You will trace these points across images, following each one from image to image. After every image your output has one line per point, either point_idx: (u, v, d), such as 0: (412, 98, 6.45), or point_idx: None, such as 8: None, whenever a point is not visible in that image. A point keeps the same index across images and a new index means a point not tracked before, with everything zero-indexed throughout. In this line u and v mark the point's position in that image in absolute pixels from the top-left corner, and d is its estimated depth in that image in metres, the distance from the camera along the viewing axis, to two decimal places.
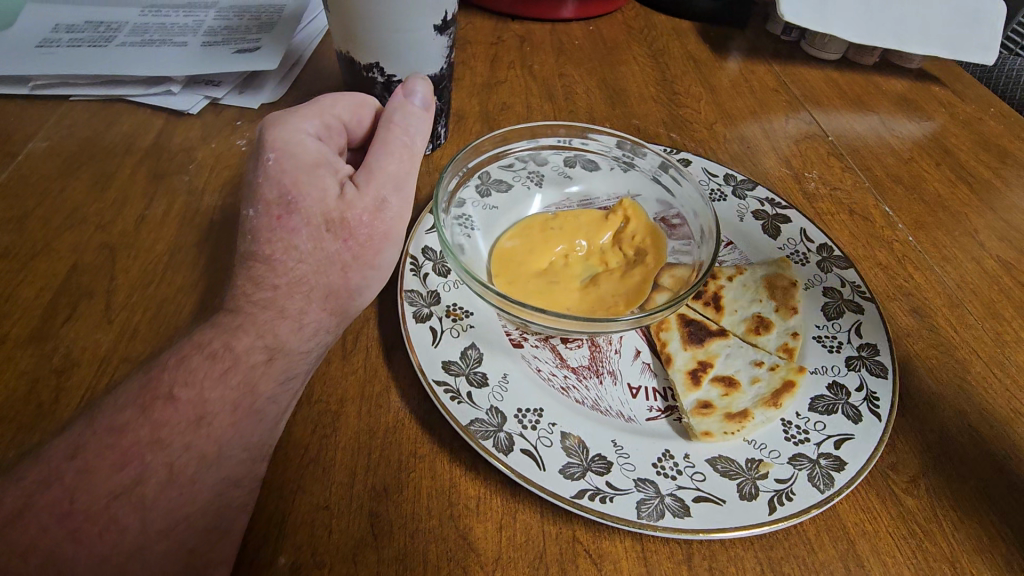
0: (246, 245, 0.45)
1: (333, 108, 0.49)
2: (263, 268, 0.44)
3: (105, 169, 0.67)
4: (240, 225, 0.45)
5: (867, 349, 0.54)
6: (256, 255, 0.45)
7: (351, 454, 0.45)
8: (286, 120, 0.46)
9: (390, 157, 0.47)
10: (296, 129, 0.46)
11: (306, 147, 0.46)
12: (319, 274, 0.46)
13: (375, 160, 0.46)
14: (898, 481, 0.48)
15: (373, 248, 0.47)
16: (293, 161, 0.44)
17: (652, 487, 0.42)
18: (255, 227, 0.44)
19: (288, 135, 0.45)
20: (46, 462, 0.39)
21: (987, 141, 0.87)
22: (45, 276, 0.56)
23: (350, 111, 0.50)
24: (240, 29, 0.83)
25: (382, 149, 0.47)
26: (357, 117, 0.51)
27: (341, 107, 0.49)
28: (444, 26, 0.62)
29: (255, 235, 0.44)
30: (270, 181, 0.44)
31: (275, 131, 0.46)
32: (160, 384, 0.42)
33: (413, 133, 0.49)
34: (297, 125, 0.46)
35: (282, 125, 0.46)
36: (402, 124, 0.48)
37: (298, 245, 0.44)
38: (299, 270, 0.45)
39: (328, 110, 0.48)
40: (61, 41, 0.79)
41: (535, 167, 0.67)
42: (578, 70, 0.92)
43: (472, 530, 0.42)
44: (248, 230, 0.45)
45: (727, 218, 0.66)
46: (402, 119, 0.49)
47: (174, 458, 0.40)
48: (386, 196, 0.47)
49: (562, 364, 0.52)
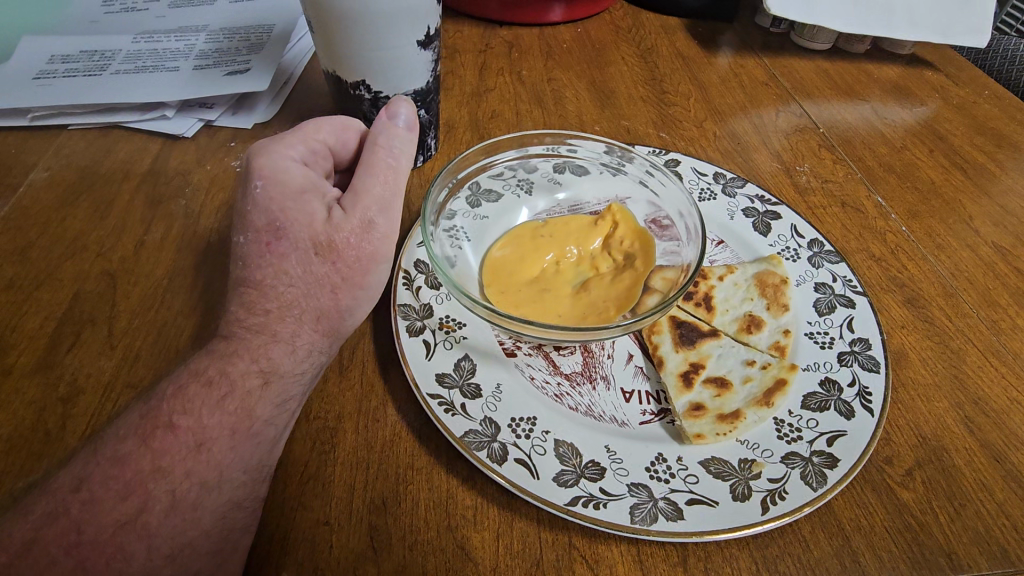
0: (237, 271, 0.46)
1: (319, 133, 0.50)
2: (255, 293, 0.45)
3: (104, 196, 0.69)
4: (232, 251, 0.46)
5: (859, 344, 0.54)
6: (248, 281, 0.46)
7: (350, 469, 0.46)
8: (272, 147, 0.47)
9: (375, 179, 0.48)
10: (282, 156, 0.47)
11: (292, 173, 0.46)
12: (309, 296, 0.46)
13: (360, 183, 0.47)
14: (893, 475, 0.48)
15: (362, 268, 0.48)
16: (280, 188, 0.45)
17: (645, 491, 0.43)
18: (246, 253, 0.45)
19: (274, 161, 0.46)
20: (53, 493, 0.40)
21: (981, 125, 0.87)
22: (49, 306, 0.57)
23: (334, 135, 0.51)
24: (231, 51, 0.84)
25: (367, 171, 0.48)
26: (342, 140, 0.52)
27: (325, 131, 0.50)
28: (428, 41, 0.63)
29: (246, 261, 0.45)
30: (258, 209, 0.45)
31: (262, 158, 0.46)
32: (159, 413, 0.43)
33: (398, 154, 0.50)
34: (282, 151, 0.47)
35: (268, 152, 0.47)
36: (386, 146, 0.49)
37: (289, 270, 0.45)
38: (290, 294, 0.46)
39: (313, 136, 0.49)
40: (57, 72, 0.81)
41: (524, 175, 0.68)
42: (567, 73, 0.93)
43: (469, 541, 0.42)
44: (238, 257, 0.46)
45: (717, 217, 0.66)
46: (387, 140, 0.50)
47: (176, 484, 0.41)
48: (374, 216, 0.47)
49: (555, 371, 0.52)
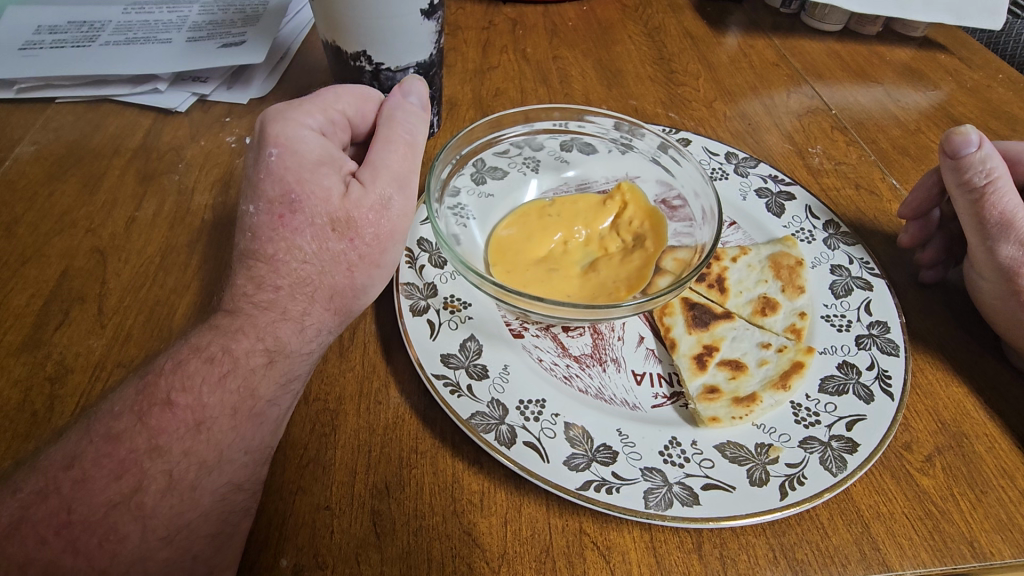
0: (246, 242, 0.43)
1: (339, 102, 0.46)
2: (266, 268, 0.43)
3: (95, 171, 0.66)
4: (240, 222, 0.43)
5: (877, 327, 0.52)
6: (258, 254, 0.43)
7: (352, 452, 0.44)
8: (289, 113, 0.44)
9: (393, 154, 0.45)
10: (299, 124, 0.43)
11: (310, 143, 0.43)
12: (324, 274, 0.44)
13: (378, 157, 0.45)
14: (912, 461, 0.46)
15: (380, 246, 0.45)
16: (296, 158, 0.42)
17: (659, 476, 0.41)
18: (256, 224, 0.42)
19: (291, 129, 0.43)
20: (42, 471, 0.38)
21: (995, 109, 0.85)
22: (36, 282, 0.55)
23: (354, 106, 0.47)
24: (225, 24, 0.81)
25: (384, 145, 0.45)
26: (362, 112, 0.48)
27: (345, 101, 0.47)
28: (432, 11, 0.61)
29: (257, 232, 0.42)
30: (272, 178, 0.42)
31: (278, 125, 0.43)
32: (156, 390, 0.40)
33: (413, 129, 0.48)
34: (299, 119, 0.43)
35: (284, 119, 0.43)
36: (402, 122, 0.47)
37: (302, 246, 0.43)
38: (303, 271, 0.43)
39: (332, 105, 0.46)
40: (44, 43, 0.78)
41: (530, 153, 0.65)
42: (572, 52, 0.90)
43: (477, 527, 0.41)
44: (247, 227, 0.43)
45: (729, 197, 0.64)
46: (402, 116, 0.47)
47: (172, 465, 0.39)
48: (391, 195, 0.45)
49: (563, 353, 0.50)
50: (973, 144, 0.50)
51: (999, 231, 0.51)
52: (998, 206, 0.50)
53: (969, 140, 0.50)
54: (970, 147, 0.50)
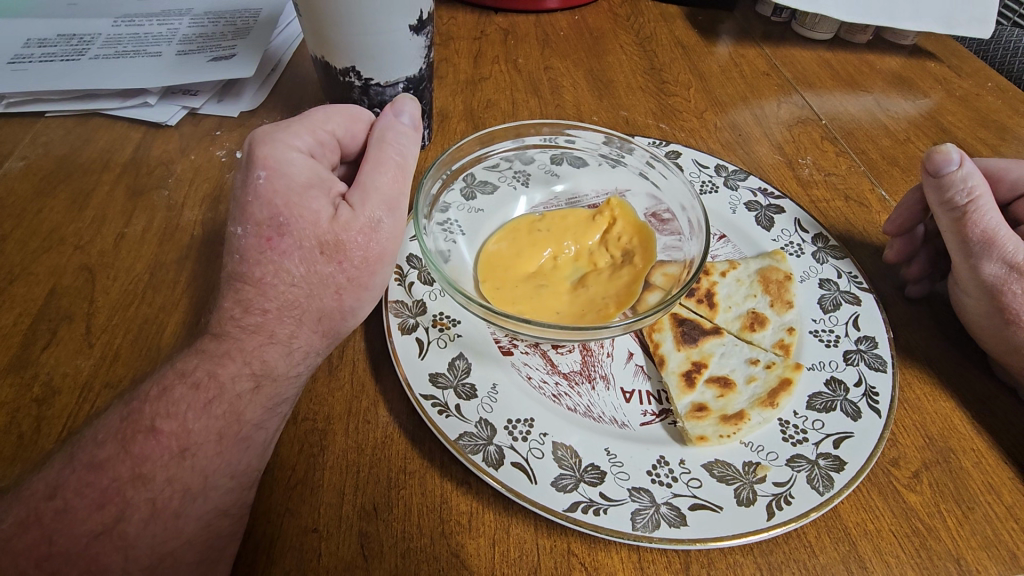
0: (233, 265, 0.43)
1: (328, 123, 0.46)
2: (253, 292, 0.43)
3: (84, 187, 0.66)
4: (227, 244, 0.43)
5: (865, 343, 0.53)
6: (245, 277, 0.43)
7: (340, 472, 0.44)
8: (277, 135, 0.44)
9: (384, 177, 0.45)
10: (287, 146, 0.43)
11: (298, 166, 0.43)
12: (312, 297, 0.44)
13: (368, 179, 0.45)
14: (900, 477, 0.46)
15: (369, 269, 0.45)
16: (284, 181, 0.42)
17: (647, 496, 0.41)
18: (243, 247, 0.42)
19: (279, 152, 0.43)
20: (26, 501, 0.38)
21: (984, 118, 0.85)
22: (24, 302, 0.55)
23: (344, 126, 0.47)
24: (216, 36, 0.81)
25: (375, 167, 0.45)
26: (351, 132, 0.48)
27: (335, 121, 0.47)
28: (421, 26, 0.61)
29: (243, 255, 0.42)
30: (260, 201, 0.42)
31: (266, 147, 0.43)
32: (141, 416, 0.40)
33: (404, 150, 0.47)
34: (288, 141, 0.44)
35: (272, 141, 0.43)
36: (393, 143, 0.47)
37: (290, 269, 0.43)
38: (291, 294, 0.43)
39: (322, 125, 0.46)
40: (33, 57, 0.77)
41: (521, 167, 0.65)
42: (564, 62, 0.90)
43: (464, 548, 0.41)
44: (235, 250, 0.43)
45: (718, 210, 0.64)
46: (394, 137, 0.47)
47: (156, 493, 0.39)
48: (381, 217, 0.45)
49: (552, 370, 0.50)
50: (954, 162, 0.50)
51: (982, 249, 0.51)
52: (980, 223, 0.50)
53: (950, 159, 0.50)
54: (951, 166, 0.50)
